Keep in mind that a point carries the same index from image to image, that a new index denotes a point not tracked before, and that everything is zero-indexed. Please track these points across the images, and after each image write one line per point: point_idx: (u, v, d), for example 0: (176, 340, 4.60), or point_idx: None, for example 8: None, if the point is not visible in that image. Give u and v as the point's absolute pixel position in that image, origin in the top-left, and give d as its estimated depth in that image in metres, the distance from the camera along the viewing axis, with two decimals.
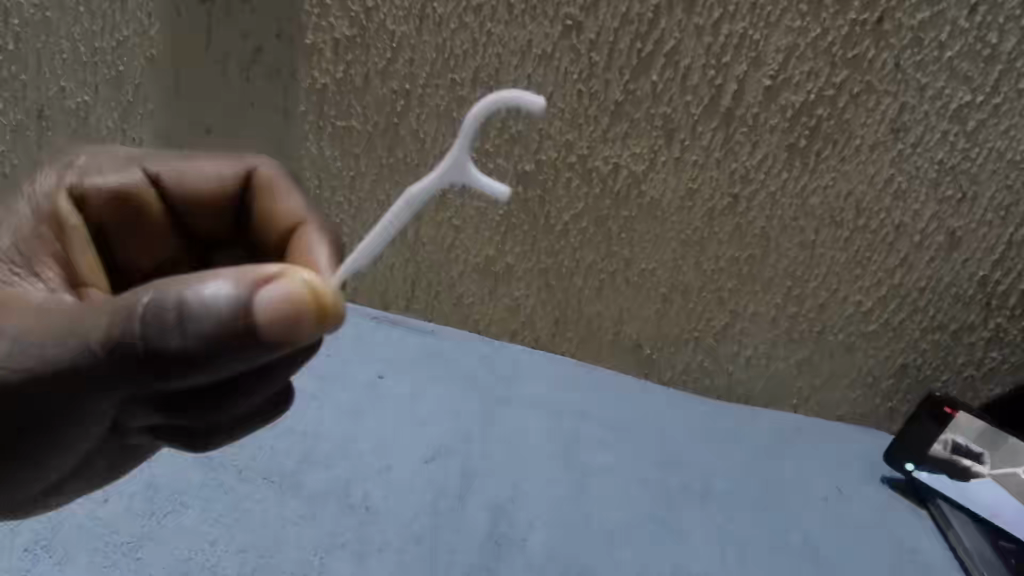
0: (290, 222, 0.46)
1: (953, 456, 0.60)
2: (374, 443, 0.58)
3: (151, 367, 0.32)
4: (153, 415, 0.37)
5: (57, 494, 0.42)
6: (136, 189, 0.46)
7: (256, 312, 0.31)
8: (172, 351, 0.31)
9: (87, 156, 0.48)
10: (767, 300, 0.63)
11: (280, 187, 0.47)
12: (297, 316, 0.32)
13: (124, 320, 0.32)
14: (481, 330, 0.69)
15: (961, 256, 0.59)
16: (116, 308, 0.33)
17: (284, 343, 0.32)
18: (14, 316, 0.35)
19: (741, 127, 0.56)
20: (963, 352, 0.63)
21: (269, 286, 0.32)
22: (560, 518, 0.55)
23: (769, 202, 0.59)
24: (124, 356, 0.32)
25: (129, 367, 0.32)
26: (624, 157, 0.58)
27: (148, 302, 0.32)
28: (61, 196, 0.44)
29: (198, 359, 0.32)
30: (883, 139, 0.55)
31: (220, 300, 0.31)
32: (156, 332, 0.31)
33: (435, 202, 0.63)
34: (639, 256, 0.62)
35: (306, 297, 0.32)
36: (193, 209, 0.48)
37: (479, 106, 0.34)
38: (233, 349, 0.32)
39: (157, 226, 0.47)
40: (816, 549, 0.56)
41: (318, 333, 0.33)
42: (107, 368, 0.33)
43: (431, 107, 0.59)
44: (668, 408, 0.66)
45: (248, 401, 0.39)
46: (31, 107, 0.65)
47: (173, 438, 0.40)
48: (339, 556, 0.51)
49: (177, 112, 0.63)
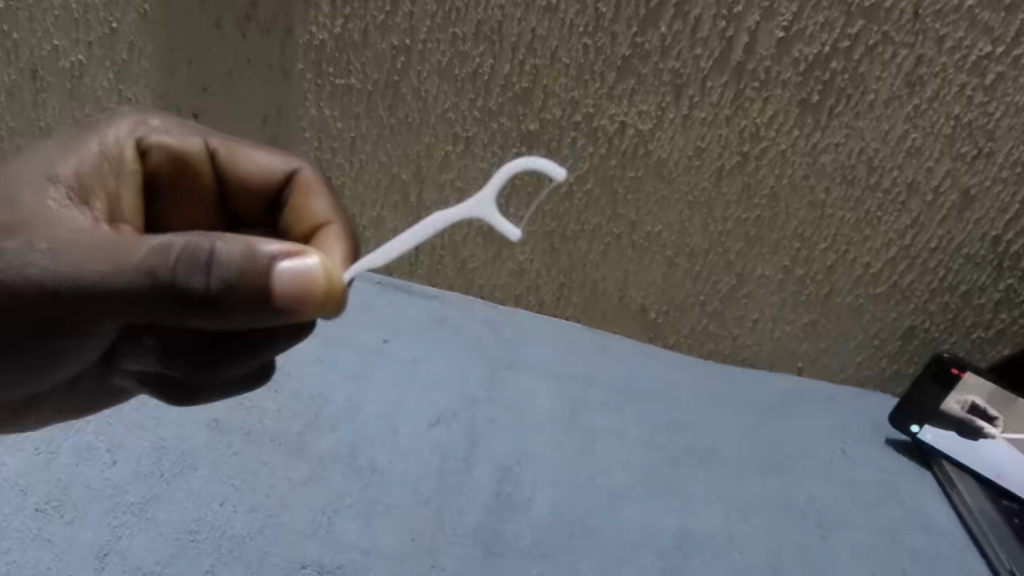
0: (313, 226, 0.48)
1: (968, 416, 0.60)
2: (381, 407, 0.58)
3: (165, 305, 0.34)
4: (139, 354, 0.39)
5: (39, 405, 0.43)
6: (193, 158, 0.48)
7: (275, 277, 0.34)
8: (192, 293, 0.33)
9: (162, 116, 0.50)
10: (774, 263, 0.62)
11: (315, 197, 0.49)
12: (309, 292, 0.34)
13: (154, 257, 0.33)
14: (486, 295, 0.69)
15: (974, 216, 0.58)
16: (149, 246, 0.34)
17: (291, 313, 0.35)
18: (72, 240, 0.36)
19: (752, 81, 0.54)
20: (972, 314, 0.63)
21: (295, 258, 0.34)
22: (564, 478, 0.55)
23: (780, 161, 0.57)
24: (146, 290, 0.34)
25: (145, 304, 0.34)
26: (631, 115, 0.57)
27: (182, 243, 0.33)
28: (129, 145, 0.47)
29: (214, 304, 0.33)
30: (898, 93, 0.54)
31: (248, 256, 0.33)
32: (182, 272, 0.33)
33: (437, 163, 0.62)
34: (645, 219, 0.61)
35: (320, 280, 0.34)
36: (231, 188, 0.50)
37: (510, 166, 0.39)
38: (244, 305, 0.34)
39: (196, 194, 0.50)
40: (820, 511, 0.57)
41: (320, 315, 0.36)
42: (121, 301, 0.34)
43: (432, 64, 0.58)
44: (675, 371, 0.66)
45: (221, 372, 0.40)
46: (25, 67, 0.64)
47: (155, 383, 0.42)
48: (346, 516, 0.51)
49: (171, 70, 0.62)
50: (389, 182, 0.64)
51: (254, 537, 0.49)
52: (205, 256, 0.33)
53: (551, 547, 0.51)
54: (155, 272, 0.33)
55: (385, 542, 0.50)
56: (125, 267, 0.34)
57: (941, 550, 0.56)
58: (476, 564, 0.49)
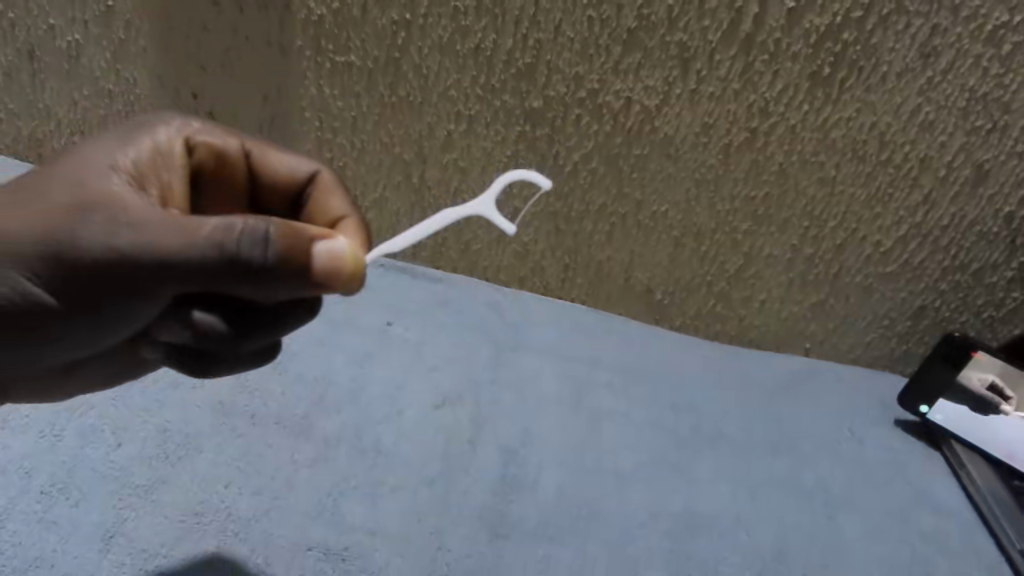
0: (330, 223, 0.49)
1: (987, 394, 0.59)
2: (386, 389, 0.58)
3: (224, 274, 0.36)
4: (174, 323, 0.39)
5: (73, 375, 0.45)
6: (229, 159, 0.48)
7: (318, 253, 0.37)
8: (249, 264, 0.36)
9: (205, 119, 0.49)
10: (783, 242, 0.61)
11: (335, 199, 0.49)
12: (340, 269, 0.38)
13: (223, 233, 0.36)
14: (490, 277, 0.68)
15: (988, 191, 0.57)
16: (216, 226, 0.36)
17: (322, 285, 0.38)
18: (150, 228, 0.36)
19: (762, 54, 0.53)
20: (983, 293, 0.62)
21: (331, 239, 0.38)
22: (571, 459, 0.55)
23: (789, 137, 0.56)
24: (213, 263, 0.36)
25: (207, 273, 0.36)
26: (636, 91, 0.56)
27: (245, 222, 0.36)
28: (176, 142, 0.46)
29: (276, 274, 0.36)
30: (911, 65, 0.52)
31: (305, 236, 0.37)
32: (244, 246, 0.35)
33: (440, 142, 0.61)
34: (651, 197, 0.61)
35: (351, 260, 0.39)
36: (262, 187, 0.49)
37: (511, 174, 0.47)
38: (297, 279, 0.37)
39: (227, 188, 0.49)
40: (828, 492, 0.56)
41: (343, 291, 0.39)
42: (188, 272, 0.36)
43: (433, 40, 0.56)
44: (680, 351, 0.65)
45: (243, 346, 0.41)
46: (22, 47, 0.63)
47: (181, 359, 0.42)
48: (352, 498, 0.51)
49: (168, 49, 0.61)
50: (391, 163, 0.63)
51: (259, 519, 0.49)
52: (271, 231, 0.36)
53: (558, 528, 0.51)
54: (226, 243, 0.36)
55: (390, 524, 0.49)
56: (197, 238, 0.36)
57: (950, 530, 0.55)
58: (482, 545, 0.49)
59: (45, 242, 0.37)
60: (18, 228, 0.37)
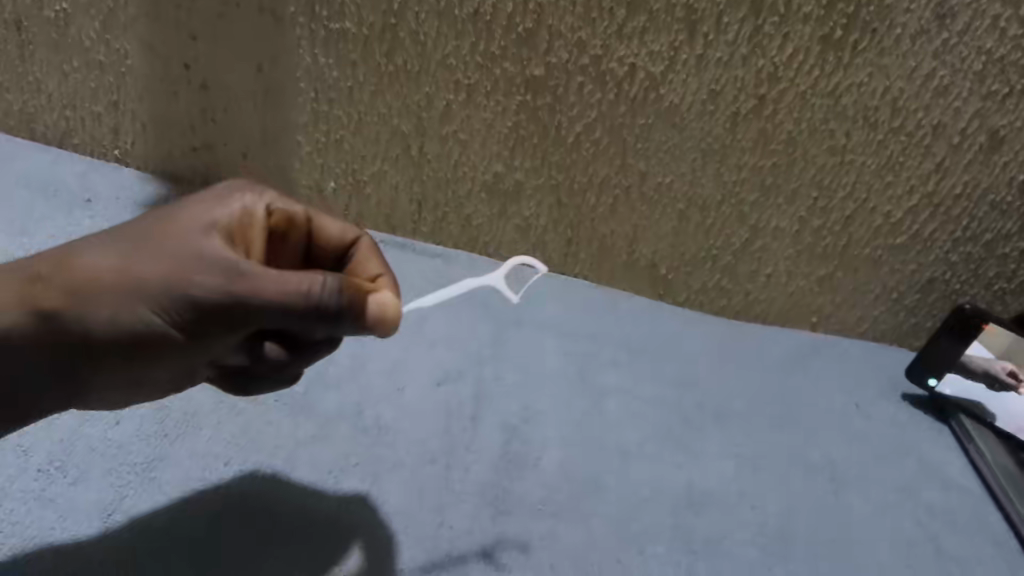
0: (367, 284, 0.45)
1: (1006, 379, 0.58)
2: (386, 366, 0.57)
3: (302, 321, 0.37)
4: (244, 350, 0.40)
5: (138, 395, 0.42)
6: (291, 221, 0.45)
7: (372, 307, 0.39)
8: (326, 314, 0.37)
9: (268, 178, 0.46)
10: (790, 214, 0.60)
11: (374, 258, 0.46)
12: (387, 321, 0.40)
13: (306, 288, 0.37)
14: (492, 253, 0.67)
15: (1002, 159, 0.55)
16: (301, 283, 0.37)
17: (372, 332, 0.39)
18: (256, 281, 0.37)
19: (771, 16, 0.51)
20: (994, 265, 0.61)
21: (381, 294, 0.40)
22: (573, 436, 0.54)
23: (798, 104, 0.54)
24: (297, 312, 0.37)
25: (290, 319, 0.37)
26: (641, 57, 0.54)
27: (325, 280, 0.37)
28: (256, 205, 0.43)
29: (343, 321, 0.38)
30: (927, 27, 0.50)
31: (363, 289, 0.39)
32: (322, 299, 0.37)
33: (439, 114, 0.60)
34: (655, 168, 0.59)
35: (398, 312, 0.40)
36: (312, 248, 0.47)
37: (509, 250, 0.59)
38: (356, 325, 0.39)
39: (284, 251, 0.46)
40: (835, 467, 0.56)
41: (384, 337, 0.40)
42: (277, 316, 0.37)
43: (431, 5, 0.55)
44: (685, 327, 0.64)
45: (298, 369, 0.42)
46: (9, 18, 0.62)
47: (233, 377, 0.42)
48: (353, 475, 0.50)
49: (158, 17, 0.59)
50: (389, 136, 0.61)
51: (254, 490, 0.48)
52: (344, 284, 0.38)
53: (560, 504, 0.50)
54: (311, 296, 0.37)
55: (392, 501, 0.49)
56: (296, 282, 0.37)
57: (957, 504, 0.55)
58: (484, 522, 0.48)
59: (158, 285, 0.37)
60: (133, 268, 0.38)
